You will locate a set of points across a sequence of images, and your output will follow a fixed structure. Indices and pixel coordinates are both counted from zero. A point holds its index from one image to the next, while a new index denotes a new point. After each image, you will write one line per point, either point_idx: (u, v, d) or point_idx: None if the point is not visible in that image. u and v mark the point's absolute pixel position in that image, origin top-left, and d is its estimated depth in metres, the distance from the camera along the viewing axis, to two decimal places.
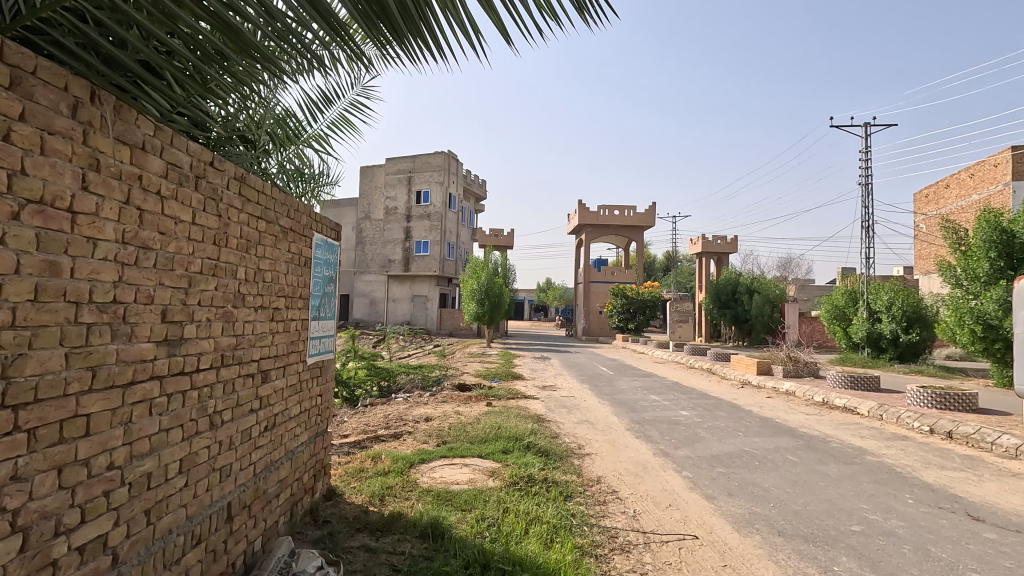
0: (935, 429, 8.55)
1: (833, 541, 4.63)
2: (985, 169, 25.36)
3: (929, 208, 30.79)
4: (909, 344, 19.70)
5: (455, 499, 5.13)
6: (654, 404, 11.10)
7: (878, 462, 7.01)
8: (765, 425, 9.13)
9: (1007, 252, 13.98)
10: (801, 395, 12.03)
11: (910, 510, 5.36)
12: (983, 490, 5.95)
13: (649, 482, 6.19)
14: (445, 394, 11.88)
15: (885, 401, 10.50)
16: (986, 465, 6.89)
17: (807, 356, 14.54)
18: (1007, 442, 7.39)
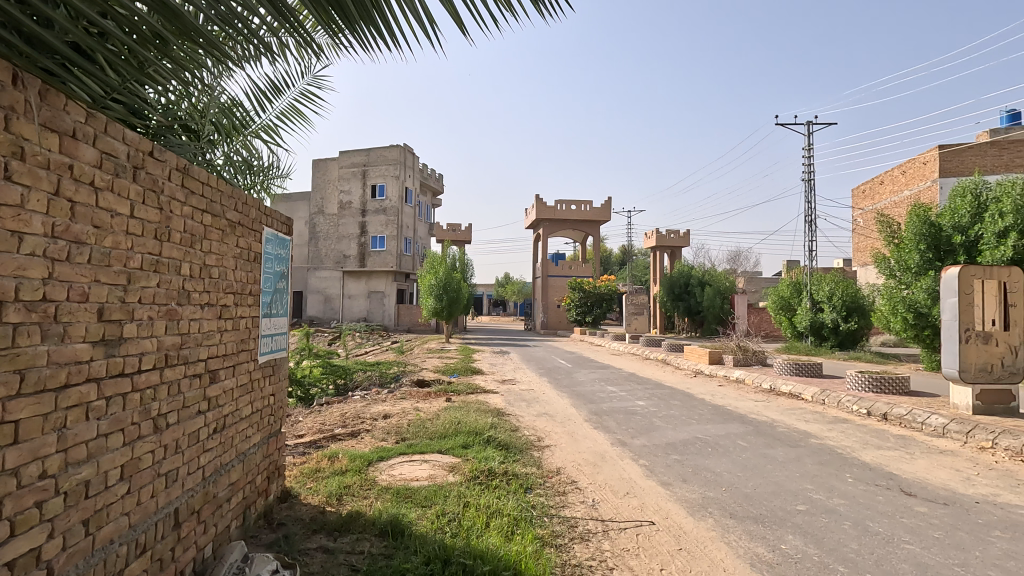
0: (872, 412, 9.06)
1: (780, 521, 4.85)
2: (915, 168, 27.01)
3: (865, 203, 32.54)
4: (848, 332, 20.80)
5: (414, 496, 5.08)
6: (611, 396, 11.30)
7: (821, 444, 7.37)
8: (716, 413, 9.45)
9: (936, 246, 14.99)
10: (749, 383, 12.52)
11: (850, 489, 5.67)
12: (914, 467, 6.35)
13: (607, 472, 6.29)
14: (404, 391, 11.72)
15: (827, 386, 11.05)
16: (917, 444, 7.35)
17: (756, 346, 15.13)
18: (936, 422, 7.91)
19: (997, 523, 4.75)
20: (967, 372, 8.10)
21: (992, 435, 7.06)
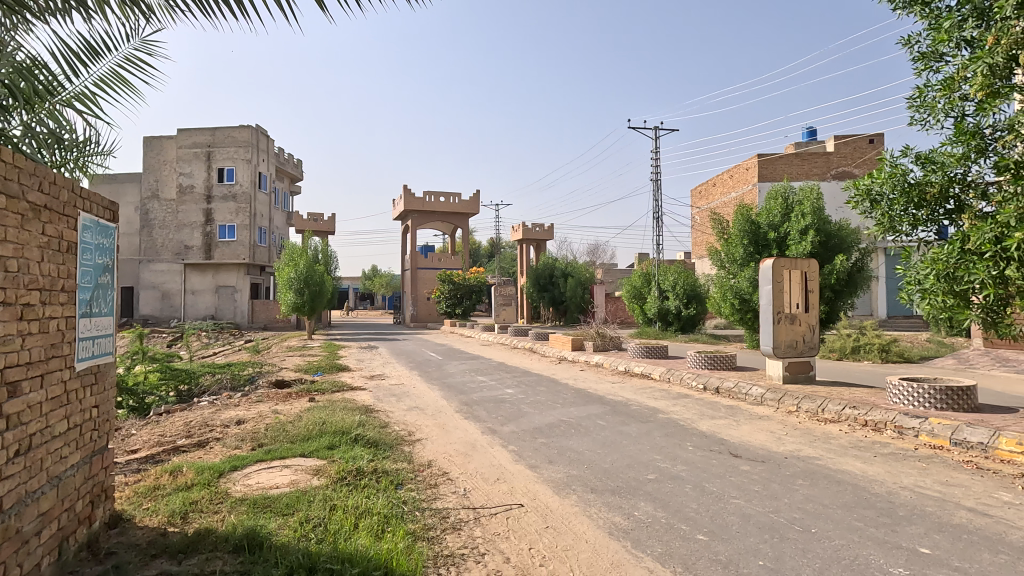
0: (707, 386, 10.30)
1: (634, 490, 5.33)
2: (740, 172, 31.01)
3: (701, 202, 36.70)
4: (688, 317, 23.39)
5: (274, 504, 4.73)
6: (481, 386, 11.50)
7: (667, 418, 8.22)
8: (578, 396, 10.09)
9: (755, 241, 17.33)
10: (607, 366, 13.53)
11: (690, 455, 6.41)
12: (740, 432, 7.35)
13: (477, 460, 6.40)
14: (260, 393, 10.84)
15: (672, 366, 12.33)
16: (742, 412, 8.52)
17: (612, 332, 16.38)
18: (756, 392, 9.22)
19: (800, 473, 5.68)
20: (779, 348, 9.54)
21: (796, 400, 8.42)
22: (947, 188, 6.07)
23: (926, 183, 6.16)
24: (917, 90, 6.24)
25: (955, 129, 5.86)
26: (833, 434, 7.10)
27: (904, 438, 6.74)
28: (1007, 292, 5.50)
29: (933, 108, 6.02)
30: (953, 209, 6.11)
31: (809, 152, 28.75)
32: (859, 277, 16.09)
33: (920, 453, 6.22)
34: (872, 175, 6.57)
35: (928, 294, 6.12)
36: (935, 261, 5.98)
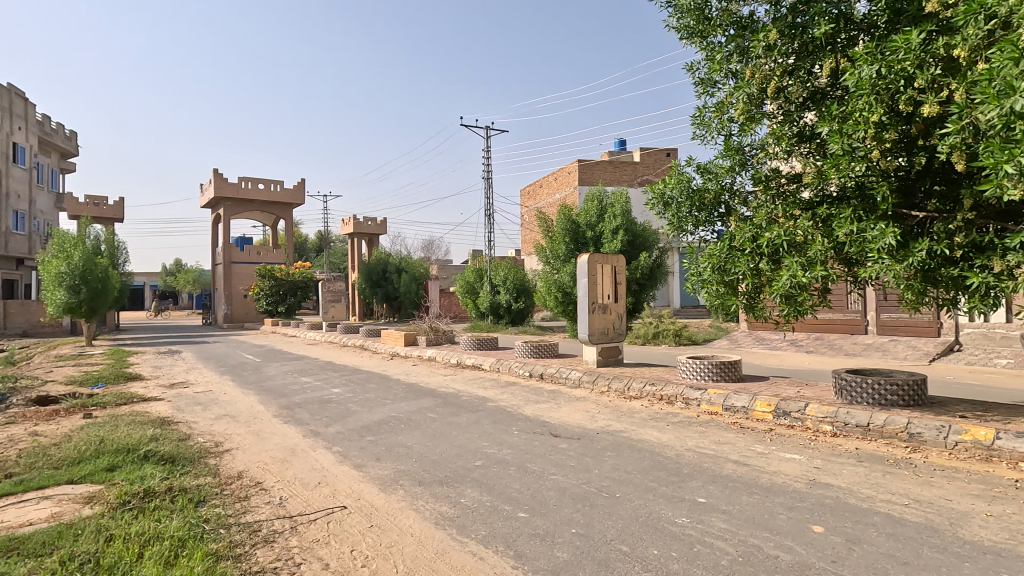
0: (532, 373, 10.93)
1: (461, 478, 5.42)
2: (563, 176, 33.47)
3: (530, 202, 38.85)
4: (518, 310, 24.62)
5: (24, 546, 3.84)
6: (304, 387, 10.74)
7: (495, 406, 8.52)
8: (410, 390, 9.96)
9: (576, 239, 18.91)
10: (439, 360, 13.59)
11: (515, 439, 6.72)
12: (560, 414, 7.93)
13: (296, 466, 5.93)
14: (12, 413, 8.77)
15: (501, 356, 12.84)
16: (563, 395, 9.20)
17: (445, 326, 16.51)
18: (574, 376, 10.03)
19: (608, 446, 6.32)
20: (593, 336, 10.49)
21: (608, 381, 9.35)
22: (719, 195, 7.22)
23: (705, 189, 7.27)
24: (697, 110, 7.31)
25: (724, 145, 6.98)
26: (636, 409, 8.04)
27: (689, 407, 7.90)
28: (760, 282, 6.73)
29: (709, 126, 7.10)
30: (723, 213, 7.29)
31: (620, 161, 32.16)
32: (658, 272, 18.35)
33: (701, 419, 7.34)
34: (665, 181, 7.54)
35: (706, 284, 7.20)
36: (711, 256, 7.07)
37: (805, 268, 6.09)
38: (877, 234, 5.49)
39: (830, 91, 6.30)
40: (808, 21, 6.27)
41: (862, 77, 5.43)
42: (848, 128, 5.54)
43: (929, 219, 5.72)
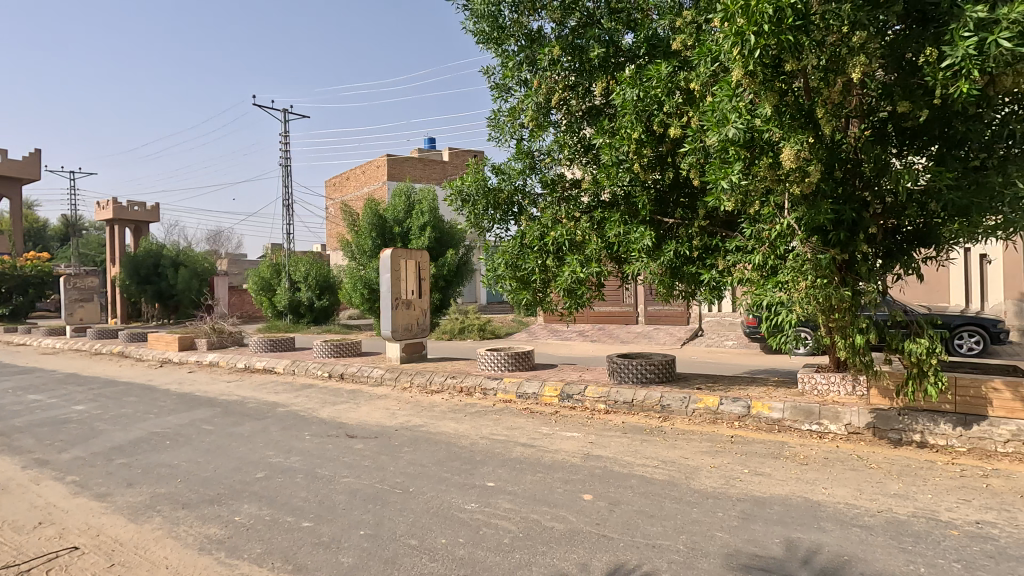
0: (331, 374, 10.34)
1: (238, 493, 4.84)
2: (371, 169, 32.42)
3: (335, 195, 36.87)
4: (321, 308, 23.20)
5: None
6: (30, 406, 8.58)
7: (285, 411, 7.84)
8: (181, 401, 8.64)
9: (382, 234, 18.51)
10: (223, 365, 12.06)
11: (305, 445, 6.26)
12: (358, 413, 7.62)
13: (4, 507, 4.67)
14: None
15: (297, 357, 11.90)
16: (363, 394, 8.88)
17: (231, 326, 14.72)
18: (376, 373, 9.75)
19: (406, 442, 6.26)
20: (396, 332, 10.34)
21: (410, 376, 9.29)
22: (513, 196, 7.66)
23: (499, 189, 7.65)
24: (493, 113, 7.63)
25: (516, 149, 7.41)
26: (437, 402, 8.12)
27: (487, 397, 8.25)
28: (547, 277, 7.33)
29: (502, 129, 7.47)
30: (516, 213, 7.75)
31: (429, 159, 32.35)
32: (464, 269, 18.80)
33: (497, 407, 7.72)
34: (462, 178, 7.72)
35: (500, 279, 7.57)
36: (504, 253, 7.46)
37: (583, 265, 6.82)
38: (637, 236, 6.38)
39: (603, 108, 7.16)
40: (585, 43, 7.02)
41: (626, 98, 6.21)
42: (616, 142, 6.31)
43: (675, 225, 6.80)
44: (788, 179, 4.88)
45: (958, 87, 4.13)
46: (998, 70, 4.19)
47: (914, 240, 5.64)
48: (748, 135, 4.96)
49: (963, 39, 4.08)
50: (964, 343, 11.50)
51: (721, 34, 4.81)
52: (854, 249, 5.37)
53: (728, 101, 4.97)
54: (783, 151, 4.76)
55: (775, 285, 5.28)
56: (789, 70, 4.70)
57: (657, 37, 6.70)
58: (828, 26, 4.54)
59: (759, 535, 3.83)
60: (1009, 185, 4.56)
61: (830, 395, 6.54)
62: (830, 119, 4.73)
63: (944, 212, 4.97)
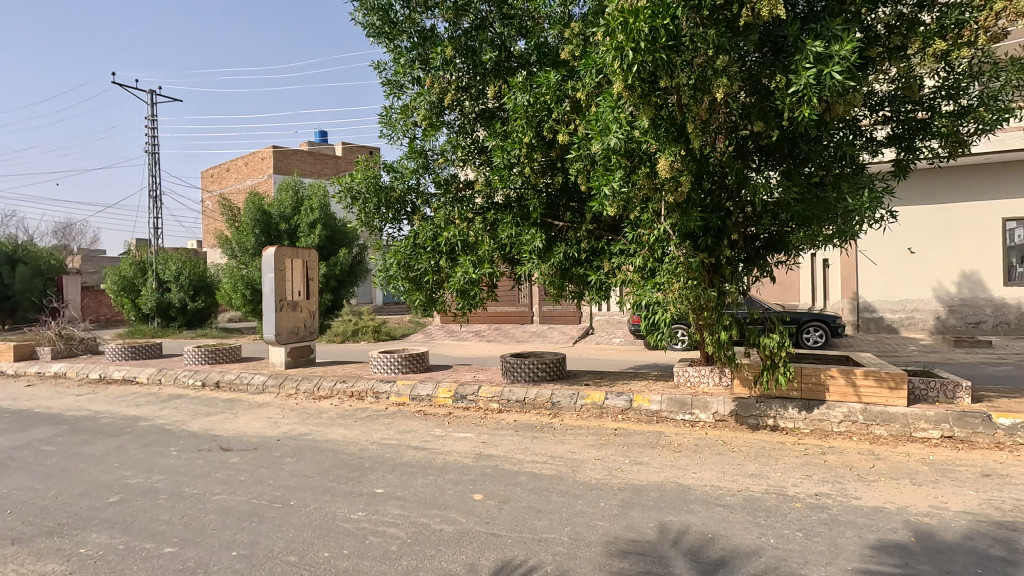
0: (205, 382, 9.49)
1: (84, 522, 4.28)
2: (255, 161, 30.22)
3: (214, 187, 33.89)
4: (195, 310, 21.24)
5: None
6: None
7: (149, 426, 7.06)
8: (15, 420, 7.46)
9: (267, 231, 17.40)
10: (71, 376, 10.60)
11: (171, 462, 5.68)
12: (235, 424, 7.06)
13: None
14: None
15: (165, 365, 10.77)
16: (242, 403, 8.24)
17: (84, 332, 12.99)
18: (257, 380, 9.09)
19: (288, 452, 5.90)
20: (281, 335, 9.74)
21: (296, 383, 8.77)
22: (405, 195, 7.52)
23: (391, 188, 7.47)
24: (384, 109, 7.45)
25: (408, 147, 7.28)
26: (324, 409, 7.75)
27: (379, 401, 8.02)
28: (440, 278, 7.28)
29: (395, 126, 7.31)
30: (409, 212, 7.62)
31: (319, 153, 30.85)
32: (358, 269, 18.08)
33: (389, 411, 7.53)
34: (352, 174, 7.44)
35: (392, 279, 7.38)
36: (396, 253, 7.29)
37: (476, 266, 6.86)
38: (528, 238, 6.53)
39: (495, 111, 7.27)
40: (478, 46, 7.09)
41: (517, 103, 6.33)
42: (507, 146, 6.42)
43: (565, 228, 7.05)
44: (663, 187, 5.25)
45: (801, 111, 4.69)
46: (834, 99, 4.80)
47: (769, 246, 6.31)
48: (628, 145, 5.27)
49: (805, 69, 4.64)
50: (812, 337, 13.10)
51: (604, 47, 5.06)
52: (720, 253, 5.90)
53: (610, 112, 5.23)
54: (659, 162, 5.11)
55: (653, 286, 5.65)
56: (663, 86, 5.06)
57: (547, 46, 6.90)
58: (696, 48, 4.94)
59: (637, 521, 4.08)
60: (841, 200, 5.25)
61: (701, 386, 7.14)
62: (699, 134, 5.16)
63: (792, 222, 5.61)
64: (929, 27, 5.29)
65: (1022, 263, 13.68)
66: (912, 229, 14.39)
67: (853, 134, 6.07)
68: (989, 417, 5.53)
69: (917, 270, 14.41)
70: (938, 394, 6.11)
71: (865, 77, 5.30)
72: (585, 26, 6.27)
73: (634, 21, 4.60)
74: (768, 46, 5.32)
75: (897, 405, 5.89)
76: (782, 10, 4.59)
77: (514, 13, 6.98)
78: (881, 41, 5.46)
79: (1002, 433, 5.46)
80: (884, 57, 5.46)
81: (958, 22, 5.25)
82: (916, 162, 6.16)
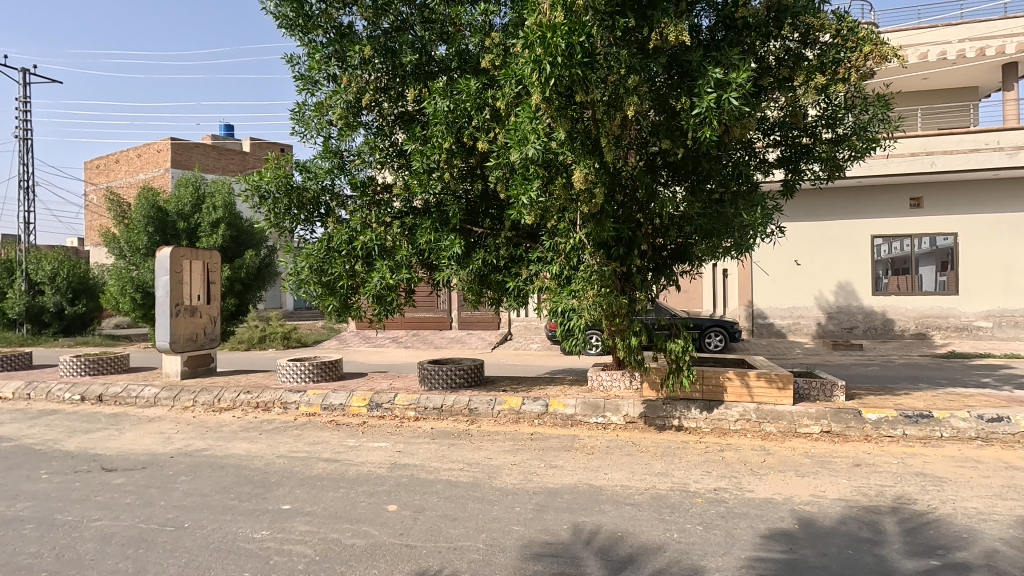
0: (85, 396, 8.54)
1: None
2: (149, 153, 27.78)
3: (100, 179, 30.76)
4: (74, 316, 19.13)
5: None
6: None
7: (14, 447, 6.24)
8: None
9: (162, 229, 16.07)
10: None
11: (41, 487, 5.05)
12: (120, 442, 6.40)
13: None
14: None
15: (35, 377, 9.58)
16: (129, 418, 7.50)
17: None
18: (148, 393, 8.31)
19: (183, 470, 5.44)
20: (177, 343, 8.99)
21: (193, 394, 8.12)
22: (320, 195, 7.23)
23: (304, 188, 7.17)
24: (297, 105, 7.14)
25: (323, 146, 7.02)
26: (226, 422, 7.23)
27: (287, 412, 7.61)
28: (355, 283, 7.05)
29: (309, 123, 7.03)
30: (323, 214, 7.33)
31: (224, 147, 28.94)
32: (266, 271, 17.00)
33: (298, 422, 7.17)
34: (260, 172, 7.05)
35: (303, 283, 7.07)
36: (308, 256, 7.00)
37: (393, 271, 6.75)
38: (447, 244, 6.51)
39: (415, 115, 7.19)
40: (398, 48, 6.98)
41: (437, 108, 6.29)
42: (427, 150, 6.38)
43: (484, 235, 7.10)
44: (579, 198, 5.44)
45: (704, 132, 5.04)
46: (732, 123, 5.22)
47: (675, 257, 6.71)
48: (545, 156, 5.41)
49: (707, 93, 4.99)
50: (713, 342, 14.06)
51: (523, 59, 5.18)
52: (632, 262, 6.19)
53: (529, 123, 5.39)
54: (575, 173, 5.28)
55: (569, 293, 5.83)
56: (579, 101, 5.25)
57: (468, 53, 6.91)
58: (610, 67, 5.20)
59: (551, 524, 4.16)
60: (738, 215, 5.71)
61: (613, 390, 7.43)
62: (612, 148, 5.39)
63: (695, 235, 6.00)
64: (812, 63, 5.87)
65: (886, 275, 15.48)
66: (798, 243, 15.85)
67: (749, 155, 6.63)
68: (860, 413, 6.21)
69: (802, 280, 15.88)
70: (818, 393, 6.76)
71: (759, 104, 5.81)
72: (506, 36, 6.37)
73: (552, 36, 4.73)
74: (675, 69, 5.69)
75: (784, 404, 6.46)
76: (687, 37, 4.95)
77: (435, 18, 6.94)
78: (772, 72, 6.00)
79: (870, 426, 6.14)
80: (775, 86, 6.00)
81: (834, 60, 5.88)
82: (801, 183, 6.82)
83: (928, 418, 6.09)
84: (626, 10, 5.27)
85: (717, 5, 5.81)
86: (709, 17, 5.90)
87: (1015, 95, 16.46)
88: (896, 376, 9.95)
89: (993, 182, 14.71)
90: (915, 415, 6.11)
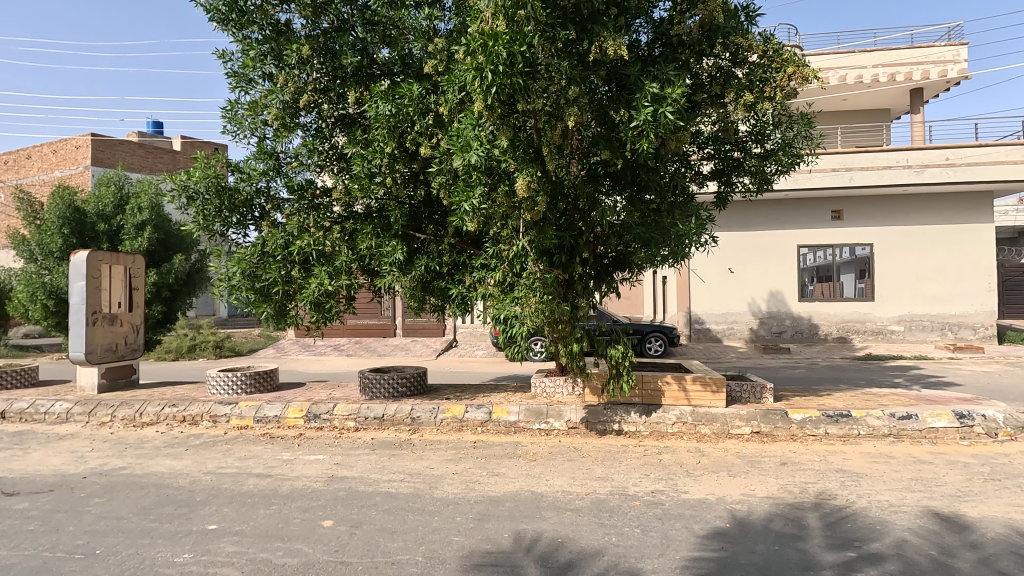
0: None
1: None
2: (66, 148, 25.83)
3: (8, 176, 28.33)
4: None
5: None
6: None
7: None
8: None
9: (80, 231, 15.01)
10: None
11: None
12: (24, 463, 5.86)
13: None
14: None
15: None
16: (35, 436, 6.88)
17: None
18: (59, 408, 7.67)
19: (97, 491, 5.04)
20: (93, 354, 8.32)
21: (111, 409, 7.56)
22: (253, 198, 6.93)
23: (235, 189, 6.84)
24: (229, 104, 6.84)
25: (257, 147, 6.74)
26: (148, 438, 6.78)
27: (216, 425, 7.22)
28: (291, 289, 6.79)
29: (242, 122, 6.73)
30: (257, 217, 7.04)
31: (151, 145, 27.37)
32: (197, 276, 16.04)
33: (228, 436, 6.81)
34: (188, 172, 6.69)
35: (235, 289, 6.76)
36: (240, 261, 6.69)
37: (332, 277, 6.57)
38: (389, 250, 6.37)
39: (356, 116, 7.03)
40: (338, 48, 6.82)
41: (378, 111, 6.17)
42: (368, 154, 6.25)
43: (427, 241, 7.00)
44: (521, 206, 5.43)
45: (642, 144, 5.18)
46: (668, 135, 5.39)
47: (616, 264, 6.86)
48: (488, 162, 5.39)
49: (644, 106, 5.13)
50: (653, 347, 14.48)
51: (465, 63, 5.16)
52: (573, 269, 6.28)
53: (472, 129, 5.34)
54: (517, 181, 5.30)
55: (512, 299, 5.81)
56: (521, 109, 5.29)
57: (411, 57, 6.82)
58: (551, 77, 5.29)
59: (493, 532, 4.14)
60: (675, 225, 5.91)
61: (556, 396, 7.50)
62: (553, 157, 5.43)
63: (635, 243, 6.14)
64: (741, 81, 6.17)
65: (811, 282, 16.43)
66: (731, 251, 16.59)
67: (684, 166, 6.93)
68: (786, 414, 6.55)
69: (735, 287, 16.62)
70: (749, 395, 7.07)
71: (693, 118, 6.05)
72: (450, 42, 6.32)
73: (493, 44, 4.76)
74: (615, 82, 5.84)
75: (718, 406, 6.72)
76: (624, 51, 5.11)
77: (377, 20, 6.82)
78: (705, 88, 6.28)
79: (795, 426, 6.49)
80: (709, 102, 6.31)
81: (761, 79, 6.20)
82: (732, 195, 7.17)
83: (847, 417, 6.49)
84: (567, 22, 5.40)
85: (654, 22, 6.05)
86: (647, 34, 6.14)
87: (921, 117, 17.96)
88: (820, 379, 10.56)
89: (903, 197, 15.97)
90: (834, 415, 6.51)
